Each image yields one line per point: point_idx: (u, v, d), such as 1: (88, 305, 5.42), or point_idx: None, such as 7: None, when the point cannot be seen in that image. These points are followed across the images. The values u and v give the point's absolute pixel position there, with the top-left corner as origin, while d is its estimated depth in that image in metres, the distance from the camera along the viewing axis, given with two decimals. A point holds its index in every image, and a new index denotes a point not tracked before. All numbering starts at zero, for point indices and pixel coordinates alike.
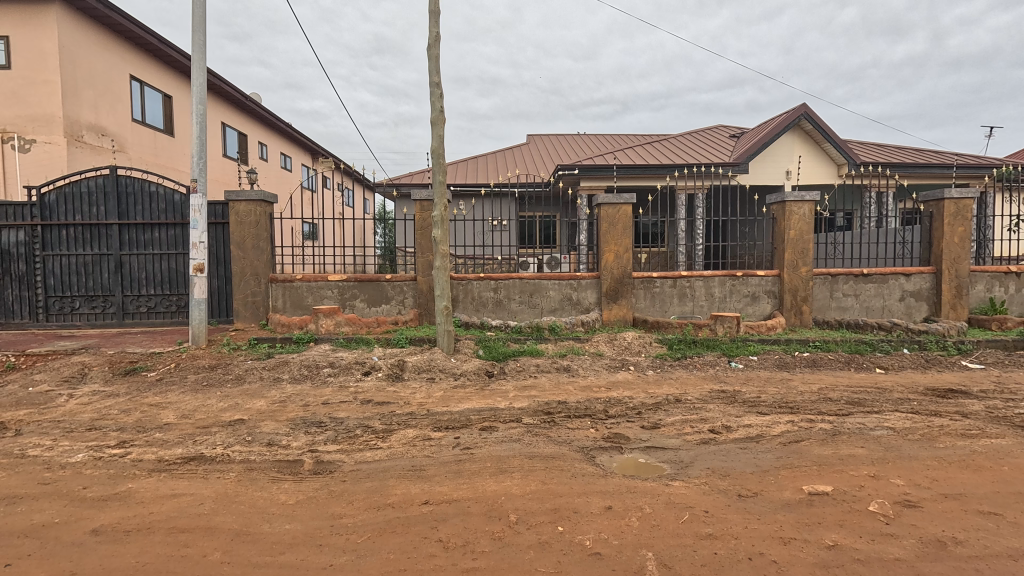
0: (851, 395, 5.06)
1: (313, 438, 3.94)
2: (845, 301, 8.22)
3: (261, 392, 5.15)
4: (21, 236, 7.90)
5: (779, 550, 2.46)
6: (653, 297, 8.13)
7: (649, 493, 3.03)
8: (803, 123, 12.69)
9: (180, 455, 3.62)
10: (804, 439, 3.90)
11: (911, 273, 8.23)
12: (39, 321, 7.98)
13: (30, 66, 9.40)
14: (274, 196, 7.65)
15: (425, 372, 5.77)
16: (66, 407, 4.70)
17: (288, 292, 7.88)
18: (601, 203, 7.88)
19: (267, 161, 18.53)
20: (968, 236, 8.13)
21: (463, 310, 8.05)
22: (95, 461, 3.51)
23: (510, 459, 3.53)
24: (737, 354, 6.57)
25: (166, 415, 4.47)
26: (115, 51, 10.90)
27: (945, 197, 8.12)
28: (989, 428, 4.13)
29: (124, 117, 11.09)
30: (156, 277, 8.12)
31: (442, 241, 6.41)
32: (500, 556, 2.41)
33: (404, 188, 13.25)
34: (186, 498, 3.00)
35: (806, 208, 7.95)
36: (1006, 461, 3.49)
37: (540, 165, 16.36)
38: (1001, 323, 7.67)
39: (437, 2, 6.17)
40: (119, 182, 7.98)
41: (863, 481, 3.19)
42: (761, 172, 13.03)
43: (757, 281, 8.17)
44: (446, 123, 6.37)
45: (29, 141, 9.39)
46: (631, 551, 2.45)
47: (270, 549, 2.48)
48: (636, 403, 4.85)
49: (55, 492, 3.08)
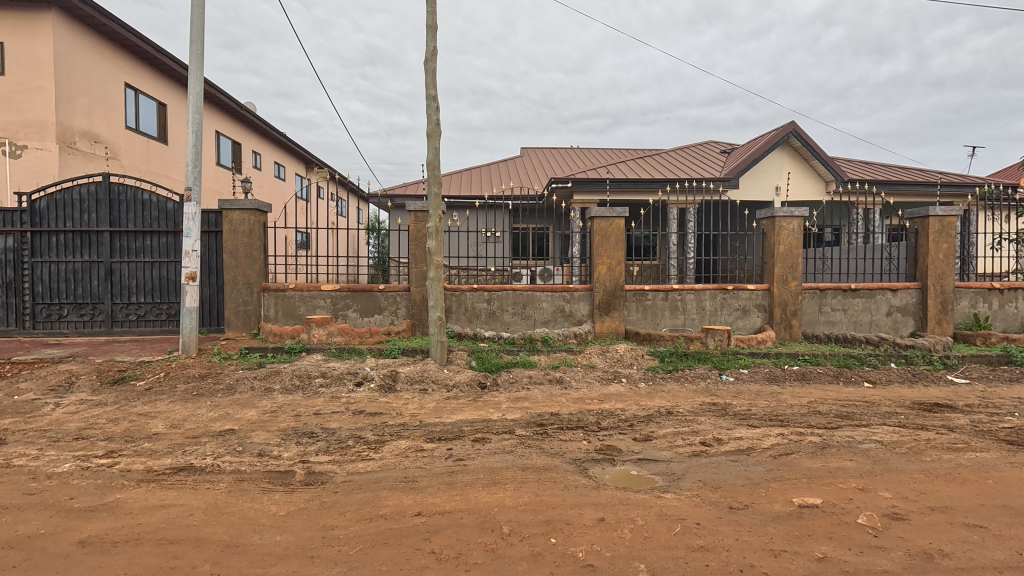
0: (840, 408, 5.13)
1: (304, 449, 3.92)
2: (834, 315, 8.34)
3: (251, 402, 5.11)
4: (10, 242, 7.81)
5: (770, 562, 2.48)
6: (645, 309, 8.20)
7: (640, 505, 3.05)
8: (792, 141, 12.94)
9: (169, 465, 3.59)
10: (794, 452, 3.94)
11: (897, 289, 8.37)
12: (25, 328, 7.89)
13: (24, 72, 9.36)
14: (268, 204, 7.66)
15: (418, 383, 5.76)
16: (53, 416, 4.64)
17: (280, 301, 7.83)
18: (595, 217, 7.94)
19: (261, 170, 18.55)
20: (951, 253, 8.30)
21: (456, 321, 8.05)
22: (82, 471, 3.47)
23: (503, 471, 3.53)
24: (727, 367, 6.63)
25: (156, 425, 4.42)
26: (110, 59, 10.92)
27: (930, 215, 8.27)
28: (975, 441, 4.20)
29: (117, 125, 11.08)
30: (147, 284, 8.06)
31: (436, 252, 6.39)
32: (493, 568, 2.42)
33: (398, 198, 13.28)
34: (175, 509, 2.97)
35: (794, 224, 8.09)
36: (990, 475, 3.55)
37: (534, 178, 16.48)
38: (986, 338, 7.79)
39: (434, 17, 6.27)
40: (112, 189, 7.94)
41: (851, 494, 3.23)
42: (752, 187, 13.22)
43: (748, 295, 8.27)
44: (441, 136, 6.43)
45: (21, 147, 9.31)
46: (623, 563, 2.46)
47: (260, 561, 2.46)
48: (628, 415, 4.87)
49: (41, 502, 3.03)
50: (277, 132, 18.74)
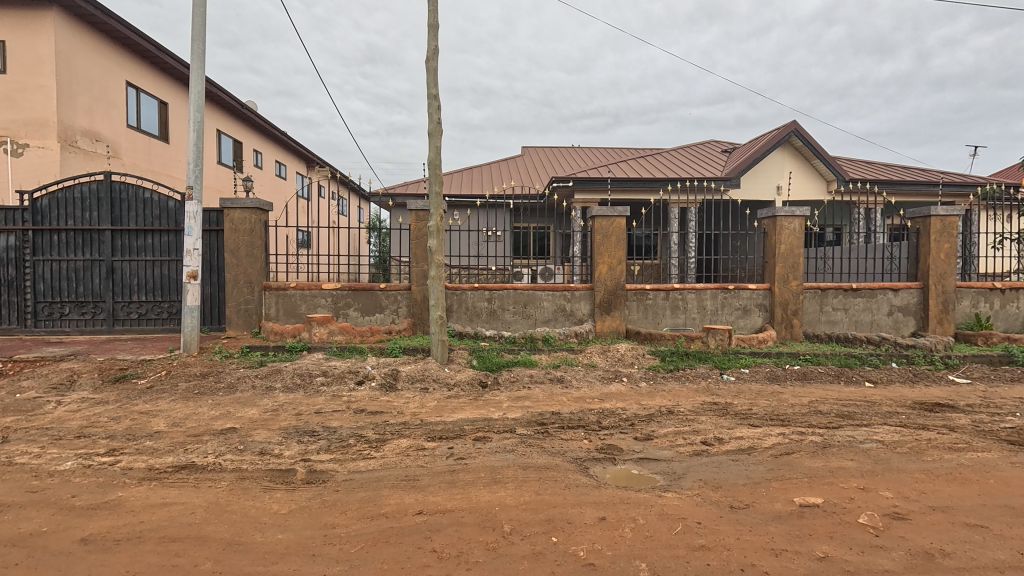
0: (841, 407, 5.12)
1: (306, 448, 3.92)
2: (834, 315, 8.33)
3: (252, 401, 5.12)
4: (12, 240, 7.83)
5: (771, 561, 2.49)
6: (646, 308, 8.20)
7: (642, 504, 3.05)
8: (793, 140, 12.92)
9: (171, 463, 3.60)
10: (795, 451, 3.95)
11: (898, 289, 8.37)
12: (27, 327, 7.89)
13: (25, 70, 9.36)
14: (269, 203, 7.66)
15: (419, 382, 5.78)
16: (55, 414, 4.65)
17: (281, 300, 7.84)
18: (595, 216, 7.94)
19: (262, 169, 18.54)
20: (953, 253, 8.28)
21: (457, 320, 8.05)
22: (84, 469, 3.47)
23: (504, 469, 3.53)
24: (728, 367, 6.62)
25: (157, 423, 4.42)
26: (112, 57, 10.92)
27: (932, 214, 8.26)
28: (976, 441, 4.20)
29: (118, 123, 11.08)
30: (148, 283, 8.07)
31: (438, 250, 6.39)
32: (495, 566, 2.42)
33: (399, 197, 13.28)
34: (176, 508, 2.97)
35: (796, 223, 8.07)
36: (992, 474, 3.55)
37: (535, 178, 16.46)
38: (987, 338, 7.78)
39: (435, 15, 6.27)
40: (113, 188, 7.96)
41: (853, 493, 3.23)
42: (753, 187, 13.22)
43: (748, 295, 8.27)
44: (442, 134, 6.43)
45: (22, 145, 9.32)
46: (624, 561, 2.47)
47: (261, 560, 2.46)
48: (629, 414, 4.87)
49: (43, 500, 3.04)
50: (278, 131, 18.73)
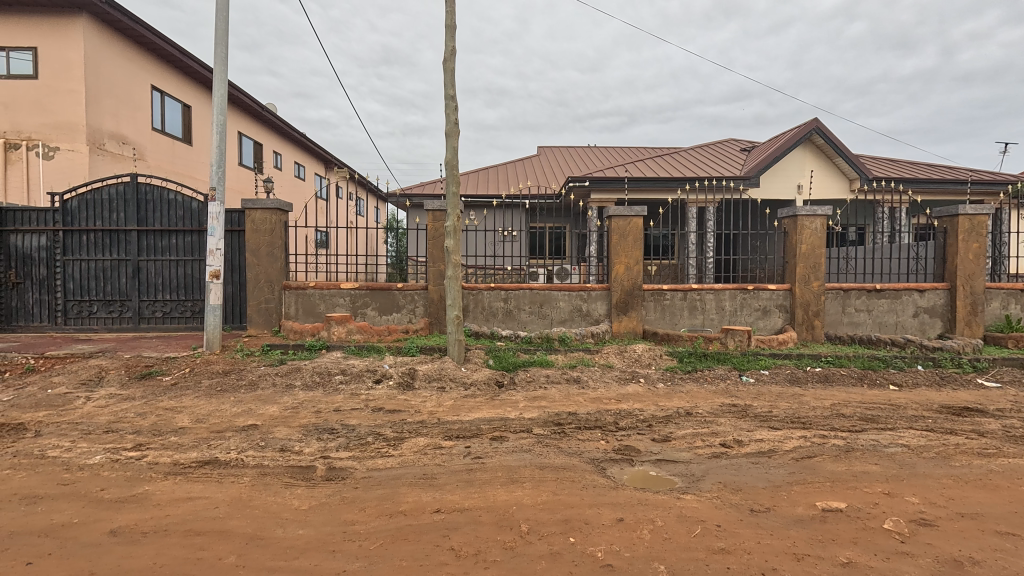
0: (865, 411, 5.01)
1: (325, 445, 3.98)
2: (857, 317, 8.17)
3: (273, 398, 5.21)
4: (43, 241, 8.08)
5: (792, 566, 2.45)
6: (663, 309, 8.13)
7: (661, 506, 3.03)
8: (815, 138, 12.69)
9: (195, 458, 3.68)
10: (817, 454, 3.88)
11: (925, 289, 8.16)
12: (57, 324, 8.13)
13: (55, 76, 9.65)
14: (289, 204, 7.78)
15: (435, 381, 5.81)
16: (84, 409, 4.79)
17: (300, 300, 7.95)
18: (612, 216, 7.90)
19: (281, 170, 18.80)
20: (982, 253, 8.04)
21: (473, 320, 8.08)
22: (112, 463, 3.57)
23: (521, 469, 3.54)
24: (747, 368, 6.54)
25: (181, 419, 4.53)
26: (137, 62, 11.18)
27: (959, 214, 8.05)
28: (1007, 447, 4.07)
29: (143, 126, 11.33)
30: (173, 282, 8.25)
31: (454, 250, 6.41)
32: (513, 565, 2.43)
33: (416, 198, 13.36)
34: (201, 502, 3.04)
35: (818, 223, 7.92)
36: (1023, 481, 3.44)
37: (551, 177, 16.43)
38: (1018, 341, 7.55)
39: (452, 16, 6.29)
40: (139, 190, 8.15)
41: (877, 498, 3.16)
42: (772, 186, 13.02)
43: (768, 295, 8.14)
44: (460, 135, 6.45)
45: (53, 148, 9.61)
46: (642, 564, 2.45)
47: (282, 554, 2.50)
48: (647, 415, 4.84)
49: (73, 493, 3.13)
50: (297, 132, 18.95)
